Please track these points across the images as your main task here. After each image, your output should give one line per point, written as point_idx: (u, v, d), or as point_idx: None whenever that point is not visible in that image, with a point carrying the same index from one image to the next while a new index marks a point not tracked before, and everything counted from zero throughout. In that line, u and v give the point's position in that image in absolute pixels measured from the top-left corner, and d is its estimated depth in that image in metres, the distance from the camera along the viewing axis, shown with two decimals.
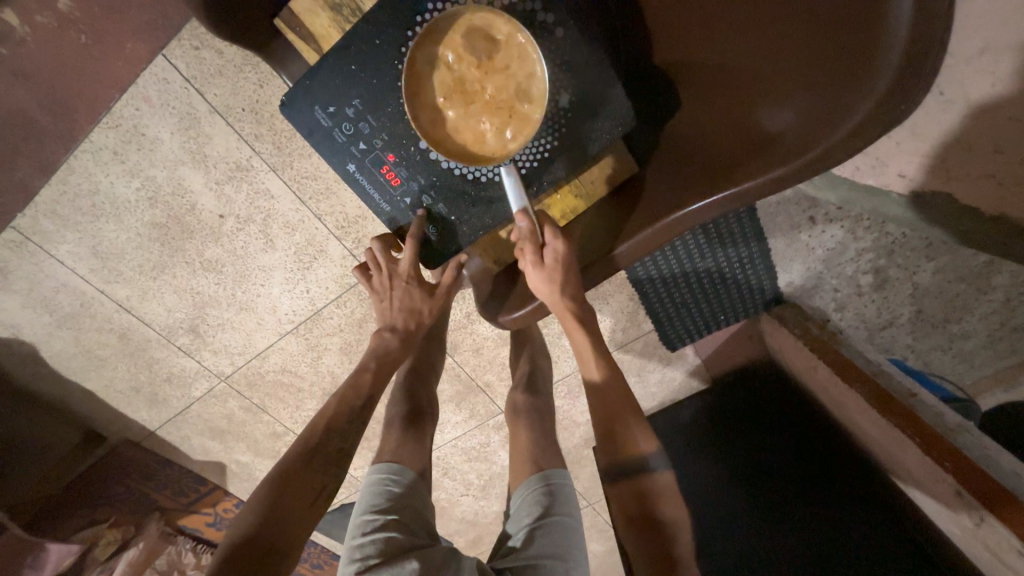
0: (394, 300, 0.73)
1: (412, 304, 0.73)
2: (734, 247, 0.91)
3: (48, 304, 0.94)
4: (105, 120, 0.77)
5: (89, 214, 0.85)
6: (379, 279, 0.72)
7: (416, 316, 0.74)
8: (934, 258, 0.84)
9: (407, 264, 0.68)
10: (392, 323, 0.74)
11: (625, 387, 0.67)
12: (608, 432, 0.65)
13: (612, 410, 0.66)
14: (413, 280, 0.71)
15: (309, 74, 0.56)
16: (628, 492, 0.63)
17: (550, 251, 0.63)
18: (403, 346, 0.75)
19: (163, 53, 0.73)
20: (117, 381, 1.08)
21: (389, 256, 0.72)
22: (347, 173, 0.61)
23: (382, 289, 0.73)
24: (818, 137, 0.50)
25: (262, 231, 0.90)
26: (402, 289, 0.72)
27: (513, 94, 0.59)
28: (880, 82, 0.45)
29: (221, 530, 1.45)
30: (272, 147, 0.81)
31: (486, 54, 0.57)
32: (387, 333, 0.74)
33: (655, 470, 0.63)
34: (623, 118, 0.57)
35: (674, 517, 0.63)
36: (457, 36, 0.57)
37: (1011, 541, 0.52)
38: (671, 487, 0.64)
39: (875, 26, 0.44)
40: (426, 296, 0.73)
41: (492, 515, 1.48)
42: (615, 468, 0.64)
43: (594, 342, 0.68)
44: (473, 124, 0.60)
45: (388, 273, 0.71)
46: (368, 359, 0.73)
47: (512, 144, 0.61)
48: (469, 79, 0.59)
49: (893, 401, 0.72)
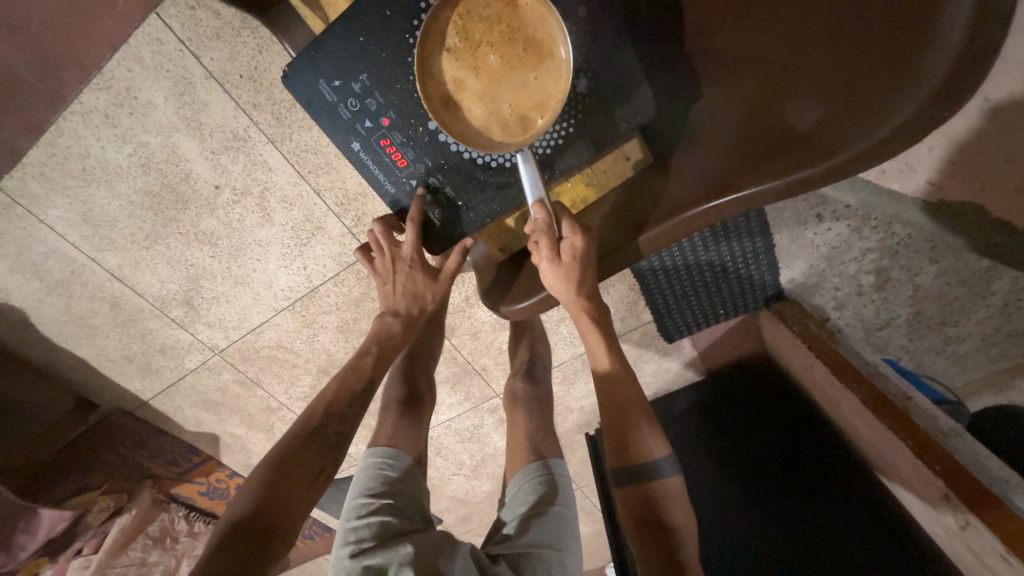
0: (398, 283, 0.71)
1: (414, 289, 0.71)
2: (739, 241, 0.89)
3: (38, 270, 0.92)
4: (94, 81, 0.73)
5: (79, 179, 0.82)
6: (383, 262, 0.70)
7: (419, 301, 0.73)
8: (937, 261, 0.83)
9: (413, 247, 0.65)
10: (395, 307, 0.72)
11: (634, 388, 0.65)
12: (620, 434, 0.65)
13: (626, 417, 0.65)
14: (416, 263, 0.69)
15: (316, 44, 0.53)
16: (636, 496, 0.63)
17: (569, 248, 0.60)
18: (406, 331, 0.73)
19: (157, 12, 0.69)
20: (109, 350, 1.07)
21: (391, 238, 0.70)
22: (352, 151, 0.58)
23: (385, 272, 0.71)
24: (850, 139, 0.48)
25: (259, 204, 0.88)
26: (405, 273, 0.70)
27: (542, 65, 0.55)
28: (926, 83, 0.44)
29: (214, 498, 1.48)
30: (270, 118, 0.78)
31: (515, 22, 0.54)
32: (390, 318, 0.72)
33: (664, 475, 0.63)
34: (643, 108, 0.55)
35: (683, 522, 0.63)
36: (483, 3, 0.53)
37: (994, 544, 0.54)
38: (679, 492, 0.64)
39: (925, 25, 0.43)
40: (428, 281, 0.71)
41: (482, 495, 1.51)
42: (624, 471, 0.64)
43: (609, 348, 0.67)
44: (497, 95, 0.56)
45: (391, 255, 0.69)
46: (371, 345, 0.72)
47: (539, 117, 0.56)
48: (495, 47, 0.54)
49: (887, 401, 0.73)
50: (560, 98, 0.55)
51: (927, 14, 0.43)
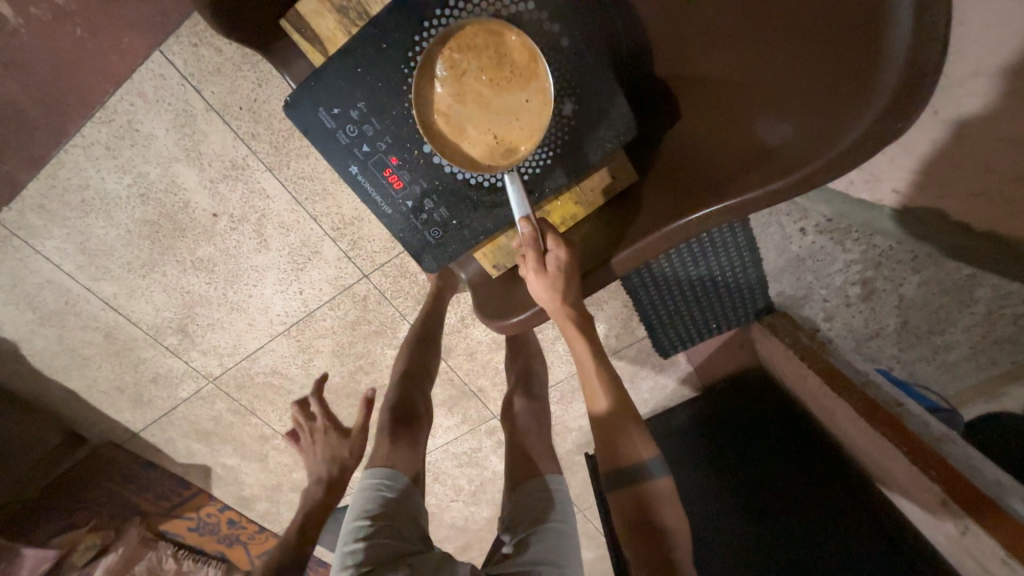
0: (319, 452, 0.83)
1: (333, 450, 0.82)
2: (726, 255, 0.93)
3: (33, 301, 0.93)
4: (97, 115, 0.76)
5: (78, 211, 0.84)
6: (307, 438, 0.85)
7: (338, 460, 0.81)
8: (920, 271, 0.85)
9: (322, 412, 0.85)
10: (319, 474, 0.80)
11: (622, 393, 0.66)
12: (609, 440, 0.65)
13: (615, 423, 0.65)
14: (330, 428, 0.84)
15: (315, 76, 0.55)
16: (629, 500, 0.63)
17: (553, 259, 0.62)
18: (328, 491, 0.79)
19: (161, 50, 0.72)
20: (100, 381, 1.06)
21: (307, 416, 0.87)
22: (350, 175, 0.60)
23: (310, 446, 0.84)
24: (815, 154, 0.49)
25: (256, 231, 0.89)
26: (322, 439, 0.84)
27: (527, 94, 0.58)
28: (877, 99, 0.44)
29: (205, 534, 1.43)
30: (269, 147, 0.81)
31: (500, 56, 0.56)
32: (314, 484, 0.79)
33: (654, 475, 0.63)
34: (625, 128, 0.58)
35: (675, 524, 0.63)
36: (469, 34, 0.56)
37: (995, 549, 0.53)
38: (670, 494, 0.63)
39: (875, 39, 0.43)
40: (341, 439, 0.83)
41: (482, 522, 1.47)
42: (615, 475, 0.65)
43: (596, 355, 0.67)
44: (487, 119, 0.60)
45: (310, 429, 0.85)
46: (297, 516, 0.76)
47: (521, 147, 0.61)
48: (482, 77, 0.58)
49: (881, 409, 0.74)
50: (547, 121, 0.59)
51: (869, 32, 0.43)
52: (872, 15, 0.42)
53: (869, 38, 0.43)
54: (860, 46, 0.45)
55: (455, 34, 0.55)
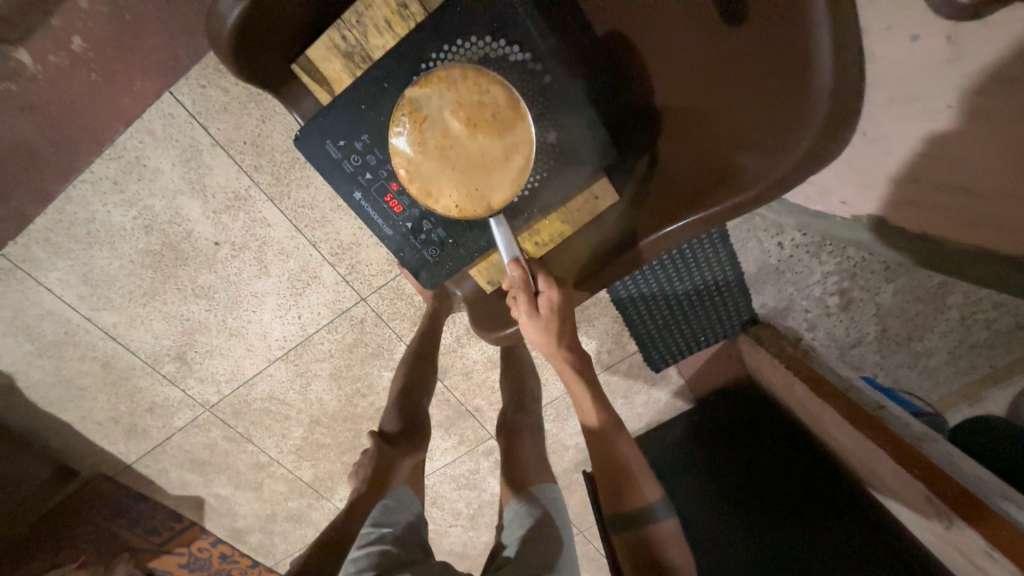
0: None
1: None
2: (708, 269, 0.98)
3: (31, 332, 0.94)
4: (107, 152, 0.80)
5: (83, 242, 0.87)
6: None
7: None
8: (892, 280, 0.91)
9: None
10: None
11: (622, 434, 0.69)
12: (613, 481, 0.67)
13: (618, 465, 0.67)
14: None
15: (323, 111, 0.60)
16: (634, 539, 0.65)
17: (547, 301, 0.65)
18: None
19: (171, 91, 0.77)
20: (95, 412, 1.06)
21: None
22: (353, 200, 0.64)
23: None
24: (767, 169, 0.56)
25: (256, 258, 0.92)
26: None
27: (505, 135, 0.59)
28: (812, 125, 0.50)
29: (195, 571, 1.38)
30: (270, 178, 0.85)
31: (477, 100, 0.58)
32: None
33: (660, 518, 0.66)
34: (604, 153, 0.64)
35: (682, 562, 0.65)
36: (447, 81, 0.57)
37: (977, 541, 0.55)
38: (675, 534, 0.66)
39: (802, 71, 0.48)
40: None
41: (481, 547, 1.45)
42: (620, 518, 0.67)
43: (594, 398, 0.69)
44: (469, 160, 0.60)
45: None
46: None
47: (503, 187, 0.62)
48: (462, 120, 0.59)
49: (863, 411, 0.77)
50: (528, 161, 0.61)
51: (799, 66, 0.49)
52: (798, 53, 0.48)
53: (795, 71, 0.49)
54: (789, 78, 0.50)
55: (434, 81, 0.57)
